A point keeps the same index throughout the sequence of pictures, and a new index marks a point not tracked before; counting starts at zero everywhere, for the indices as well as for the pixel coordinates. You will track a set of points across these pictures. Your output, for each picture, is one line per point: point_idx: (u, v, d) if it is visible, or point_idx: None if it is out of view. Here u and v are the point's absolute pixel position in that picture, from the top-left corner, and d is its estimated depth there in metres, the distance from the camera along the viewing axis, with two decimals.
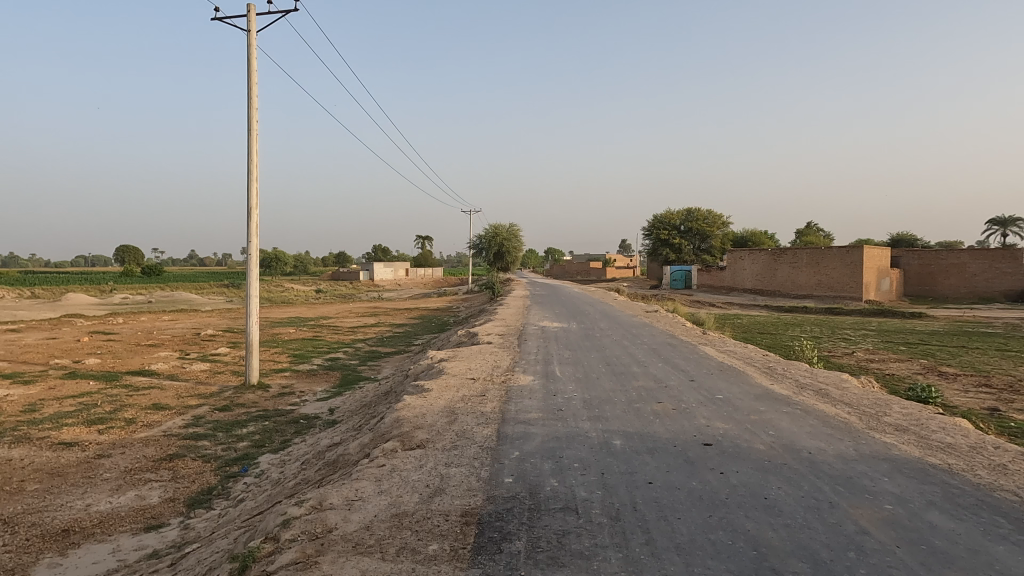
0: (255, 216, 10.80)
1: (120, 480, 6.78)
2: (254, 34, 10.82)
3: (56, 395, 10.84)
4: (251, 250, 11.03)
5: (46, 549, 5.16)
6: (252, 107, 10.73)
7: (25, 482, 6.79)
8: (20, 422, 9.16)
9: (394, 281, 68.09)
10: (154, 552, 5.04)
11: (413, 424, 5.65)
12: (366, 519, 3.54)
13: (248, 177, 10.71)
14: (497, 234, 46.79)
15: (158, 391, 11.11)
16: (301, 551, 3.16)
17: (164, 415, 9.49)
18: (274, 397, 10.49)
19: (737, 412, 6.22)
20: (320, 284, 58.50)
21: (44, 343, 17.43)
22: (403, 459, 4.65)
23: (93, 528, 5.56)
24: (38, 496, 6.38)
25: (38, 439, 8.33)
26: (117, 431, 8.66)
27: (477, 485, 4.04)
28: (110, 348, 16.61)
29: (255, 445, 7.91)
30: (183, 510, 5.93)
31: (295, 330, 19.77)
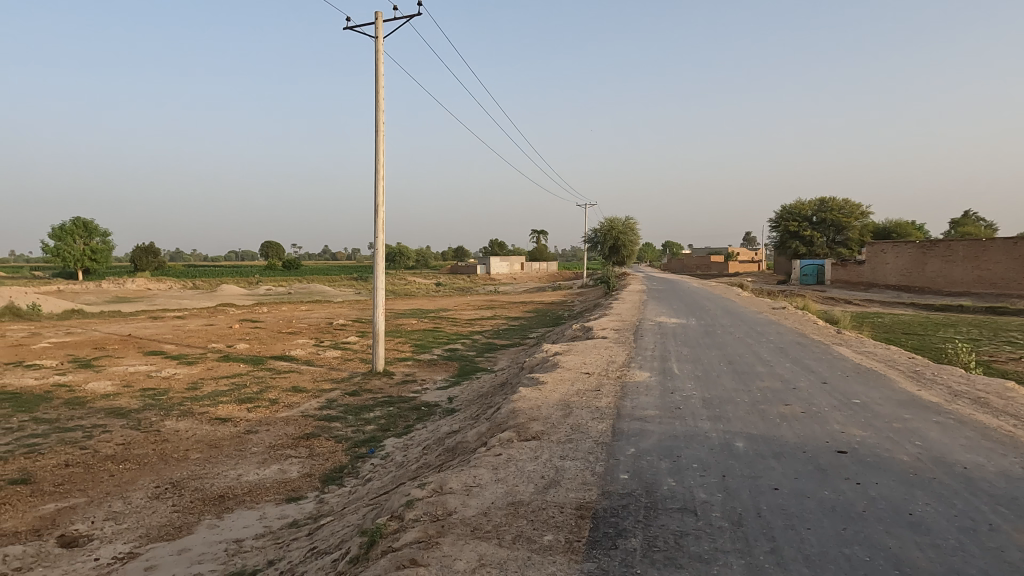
0: (381, 213, 11.43)
1: (265, 454, 7.50)
2: (381, 41, 11.42)
3: (212, 376, 12.17)
4: (377, 245, 11.70)
5: (205, 512, 5.84)
6: (379, 110, 11.35)
7: (188, 451, 7.69)
8: (185, 398, 10.38)
9: (510, 274, 69.33)
10: (295, 521, 5.54)
11: (528, 416, 5.74)
12: (484, 505, 3.65)
13: (374, 176, 11.36)
14: (612, 227, 46.25)
15: (296, 375, 12.14)
16: (423, 531, 3.33)
17: (302, 397, 10.34)
18: (397, 385, 11.10)
19: (877, 418, 5.71)
20: (440, 278, 60.93)
21: (203, 329, 19.62)
22: (519, 449, 4.74)
23: (243, 496, 6.20)
24: (199, 464, 7.22)
25: (200, 414, 9.40)
26: (262, 410, 9.56)
27: (593, 479, 4.03)
28: (256, 334, 18.35)
29: (381, 428, 8.42)
30: (318, 485, 6.44)
31: (415, 322, 20.69)
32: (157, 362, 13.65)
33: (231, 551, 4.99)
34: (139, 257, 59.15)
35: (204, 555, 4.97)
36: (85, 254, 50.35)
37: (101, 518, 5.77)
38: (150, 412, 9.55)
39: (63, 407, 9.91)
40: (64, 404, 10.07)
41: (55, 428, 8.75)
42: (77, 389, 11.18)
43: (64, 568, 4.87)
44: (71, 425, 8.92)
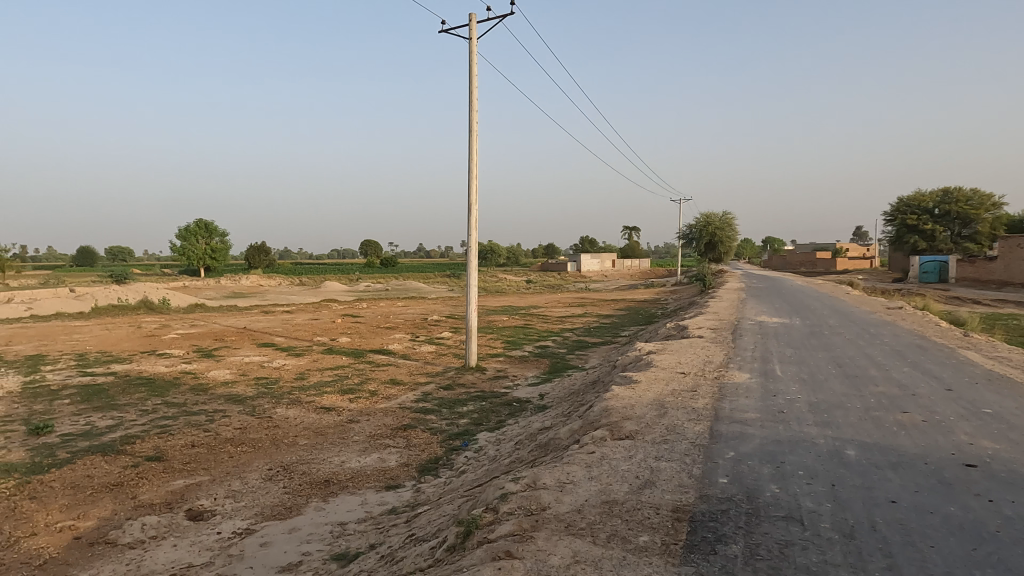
0: (475, 211, 11.66)
1: (366, 443, 7.87)
2: (475, 42, 11.64)
3: (317, 367, 12.91)
4: (471, 243, 11.95)
5: (312, 494, 6.21)
6: (473, 110, 11.58)
7: (297, 437, 8.20)
8: (293, 388, 11.08)
9: (601, 272, 68.60)
10: (394, 508, 5.77)
11: (621, 414, 5.66)
12: (578, 502, 3.65)
13: (468, 175, 11.61)
14: (708, 223, 44.64)
15: (394, 368, 12.64)
16: (518, 524, 3.37)
17: (399, 389, 10.76)
18: (490, 380, 11.29)
19: (1012, 430, 5.17)
20: (530, 275, 61.35)
21: (309, 323, 20.85)
22: (612, 448, 4.69)
23: (347, 481, 6.54)
24: (306, 449, 7.69)
25: (307, 403, 10.00)
26: (363, 401, 10.03)
27: (690, 482, 3.92)
28: (357, 328, 19.28)
29: (474, 422, 8.61)
30: (415, 475, 6.67)
31: (507, 319, 20.96)
32: (269, 354, 14.66)
33: (336, 533, 5.28)
34: (252, 255, 63.66)
35: (312, 535, 5.29)
36: (206, 253, 54.85)
37: (223, 495, 6.28)
38: (263, 399, 10.28)
39: (189, 393, 10.86)
40: (190, 390, 11.03)
41: (183, 412, 9.61)
42: (200, 376, 12.22)
43: (191, 539, 5.34)
44: (196, 409, 9.76)
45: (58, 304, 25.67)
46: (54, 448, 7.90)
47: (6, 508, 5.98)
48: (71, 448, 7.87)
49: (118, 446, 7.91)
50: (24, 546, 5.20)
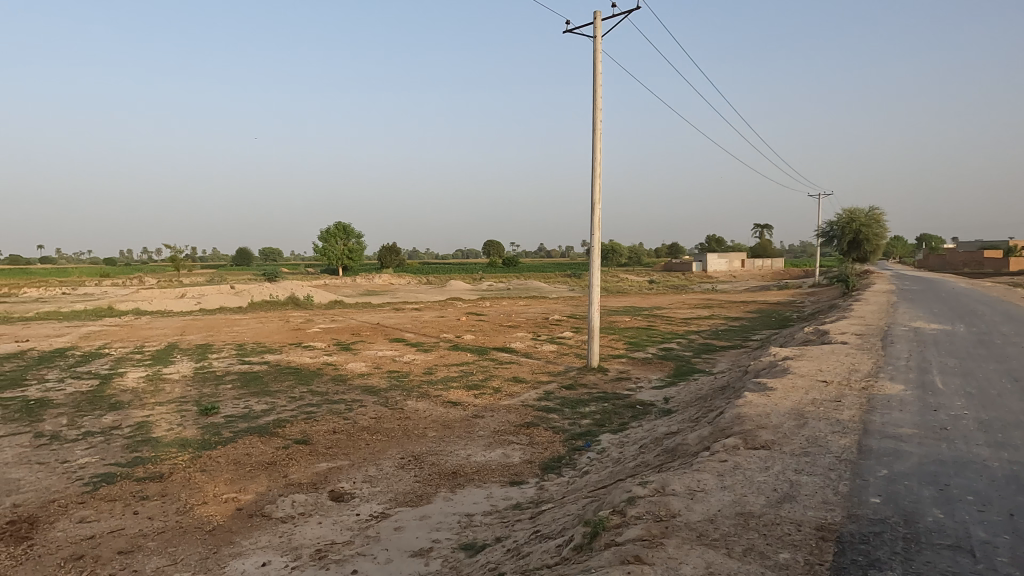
0: (598, 210, 11.58)
1: (491, 438, 8.08)
2: (600, 40, 11.56)
3: (444, 363, 13.45)
4: (594, 243, 11.87)
5: (441, 485, 6.48)
6: (597, 108, 11.50)
7: (426, 429, 8.60)
8: (423, 382, 11.63)
9: (729, 272, 65.35)
10: (518, 503, 5.88)
11: (756, 423, 5.37)
12: (710, 511, 3.51)
13: (591, 174, 11.55)
14: (852, 219, 41.02)
15: (517, 366, 12.87)
16: (647, 529, 3.30)
17: (522, 387, 10.94)
18: (612, 381, 11.15)
19: None
20: (653, 275, 59.86)
21: (436, 320, 21.76)
22: (746, 458, 4.46)
23: (473, 474, 6.76)
24: (435, 441, 8.04)
25: (435, 397, 10.46)
26: (487, 397, 10.31)
27: (835, 499, 3.63)
28: (480, 326, 19.84)
29: (597, 423, 8.55)
30: (538, 472, 6.75)
31: (629, 319, 20.59)
32: (400, 348, 15.50)
33: (463, 524, 5.46)
34: (385, 256, 67.56)
35: (441, 523, 5.53)
36: (344, 254, 59.01)
37: (360, 480, 6.73)
38: (395, 392, 10.89)
39: (331, 383, 11.76)
40: (332, 381, 11.94)
41: (325, 400, 10.42)
42: (340, 368, 13.19)
43: (334, 518, 5.77)
44: (336, 398, 10.56)
45: (222, 299, 28.82)
46: (220, 427, 8.89)
47: (183, 478, 6.81)
48: (234, 428, 8.81)
49: (271, 429, 8.74)
50: (197, 512, 5.90)
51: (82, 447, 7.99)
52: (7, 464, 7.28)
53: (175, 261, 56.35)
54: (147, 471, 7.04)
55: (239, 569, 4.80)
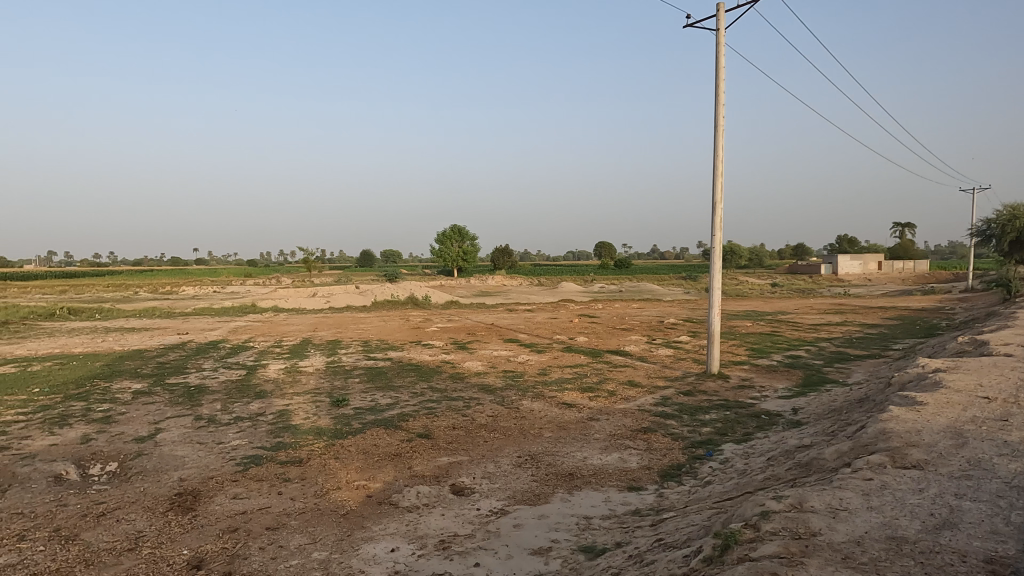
0: (719, 210, 11.14)
1: (607, 442, 8.01)
2: (723, 32, 11.11)
3: (558, 364, 13.52)
4: (715, 244, 11.43)
5: (558, 485, 6.52)
6: (720, 104, 11.07)
7: (542, 429, 8.69)
8: (537, 382, 11.76)
9: (864, 275, 60.24)
10: (637, 510, 5.79)
11: (904, 440, 4.91)
12: (855, 533, 3.26)
13: (713, 172, 11.13)
14: (1016, 215, 36.39)
15: (632, 370, 12.66)
16: (784, 547, 3.13)
17: (638, 391, 10.74)
18: (734, 389, 10.67)
19: None
20: (776, 278, 56.50)
21: (549, 321, 21.91)
22: (896, 477, 4.10)
23: (590, 477, 6.74)
24: (551, 441, 8.10)
25: (550, 397, 10.54)
26: (602, 400, 10.23)
27: (1006, 529, 3.25)
28: (594, 328, 19.72)
29: (719, 432, 8.22)
30: (657, 479, 6.60)
31: (751, 324, 19.58)
32: (515, 349, 15.77)
33: (582, 526, 5.46)
34: (497, 257, 69.00)
35: (559, 524, 5.56)
36: (459, 255, 60.98)
37: (480, 476, 6.92)
38: (510, 391, 11.09)
39: (449, 380, 12.20)
40: (451, 378, 12.38)
41: (445, 397, 10.82)
42: (458, 366, 13.65)
43: (456, 511, 5.98)
44: (455, 395, 10.92)
45: (348, 298, 30.79)
46: (350, 418, 9.51)
47: (319, 464, 7.36)
48: (362, 420, 9.38)
49: (396, 422, 9.21)
50: (332, 496, 6.35)
51: (234, 430, 8.86)
52: (174, 442, 8.23)
53: (307, 261, 61.03)
54: (288, 455, 7.68)
55: (371, 552, 5.11)
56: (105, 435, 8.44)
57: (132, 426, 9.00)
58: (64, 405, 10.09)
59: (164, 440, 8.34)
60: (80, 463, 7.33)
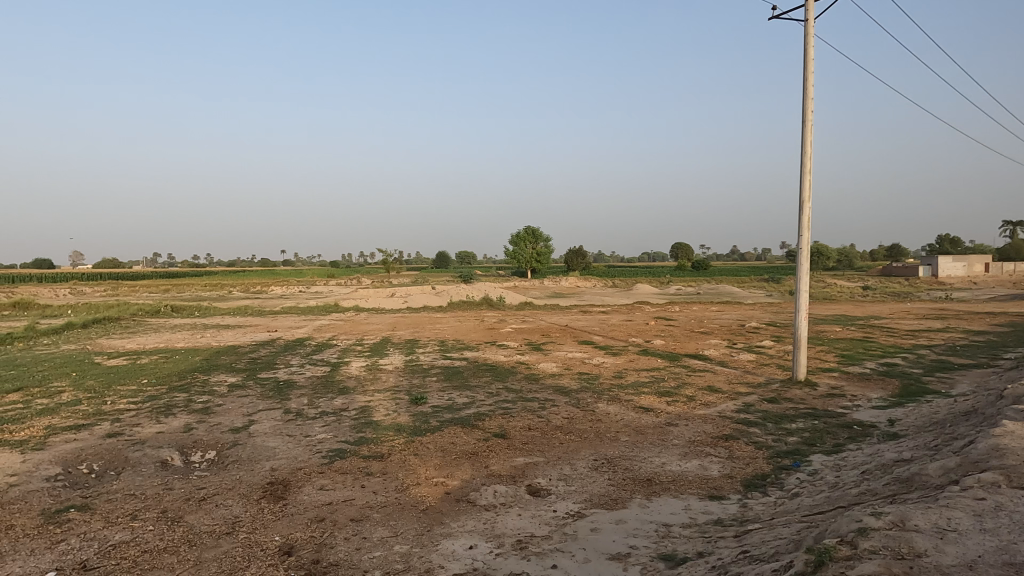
0: (807, 209, 10.63)
1: (686, 448, 7.81)
2: (811, 23, 10.60)
3: (634, 367, 13.31)
4: (802, 244, 10.92)
5: (636, 491, 6.41)
6: (807, 98, 10.57)
7: (619, 433, 8.58)
8: (613, 385, 11.62)
9: (968, 278, 55.76)
10: (720, 519, 5.61)
11: (1021, 457, 4.51)
12: (967, 557, 3.03)
13: (800, 170, 10.64)
14: None
15: (711, 375, 12.28)
16: (886, 567, 2.95)
17: (718, 397, 10.40)
18: (823, 397, 10.14)
19: None
20: (867, 281, 53.27)
21: (625, 324, 21.60)
22: (1013, 498, 3.77)
23: (669, 484, 6.58)
24: (628, 446, 7.98)
25: (626, 401, 10.38)
26: (681, 405, 9.98)
27: None
28: (671, 331, 19.28)
29: (806, 442, 7.84)
30: (740, 489, 6.37)
31: (841, 329, 18.54)
32: (589, 351, 15.65)
33: (661, 533, 5.35)
34: (571, 258, 68.76)
35: (638, 530, 5.47)
36: (533, 257, 61.18)
37: (556, 478, 6.91)
38: (586, 393, 11.02)
39: (524, 381, 12.26)
40: (525, 379, 12.45)
41: (520, 397, 10.88)
42: (533, 367, 13.71)
43: (533, 512, 6.00)
44: (530, 396, 10.97)
45: (425, 299, 31.54)
46: (428, 415, 9.74)
47: (399, 459, 7.57)
48: (440, 418, 9.58)
49: (473, 421, 9.35)
50: (412, 492, 6.52)
51: (320, 424, 9.26)
52: (265, 434, 8.70)
53: (386, 263, 63.03)
54: (370, 450, 7.95)
55: (450, 548, 5.21)
56: (205, 425, 9.04)
57: (229, 417, 9.59)
58: (169, 396, 10.87)
59: (257, 431, 8.84)
60: (183, 450, 7.89)
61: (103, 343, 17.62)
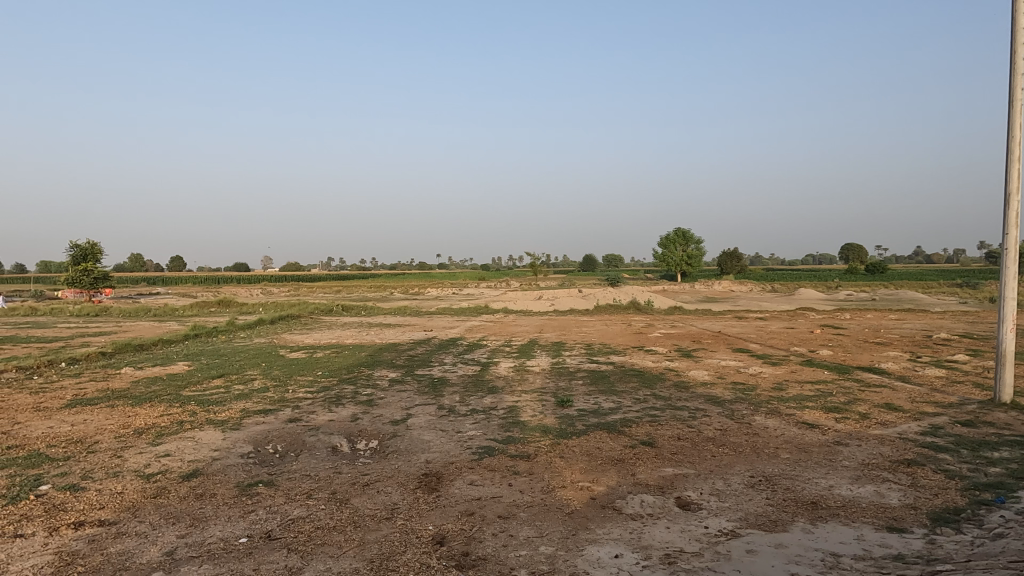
0: (1016, 204, 9.14)
1: (859, 471, 7.04)
2: None
3: (796, 379, 12.28)
4: (1009, 245, 9.39)
5: (799, 514, 5.90)
6: (1017, 74, 9.08)
7: (779, 449, 7.96)
8: (771, 397, 10.80)
9: None
10: (901, 555, 4.97)
11: None
12: None
13: (1007, 158, 9.17)
14: None
15: (890, 391, 10.96)
16: None
17: (898, 417, 9.26)
18: None
19: None
20: None
21: (786, 332, 20.05)
22: None
23: (838, 509, 5.97)
24: (789, 464, 7.37)
25: (787, 415, 9.60)
26: (852, 423, 9.01)
27: None
28: (840, 341, 17.55)
29: (1013, 475, 6.71)
30: (927, 523, 5.59)
31: None
32: (745, 359, 14.72)
33: (828, 563, 4.86)
34: (725, 261, 65.40)
35: (801, 557, 5.02)
36: (683, 259, 58.98)
37: (708, 492, 6.57)
38: (741, 405, 10.36)
39: (674, 389, 11.82)
40: (675, 386, 12.00)
41: (669, 405, 10.50)
42: (682, 374, 13.18)
43: (682, 526, 5.74)
44: (680, 404, 10.55)
45: (571, 301, 31.72)
46: (574, 419, 9.73)
47: (545, 461, 7.65)
48: (585, 421, 9.54)
49: (619, 427, 9.19)
50: (558, 494, 6.54)
51: (470, 421, 9.65)
52: (422, 427, 9.24)
53: (534, 266, 64.31)
54: (517, 449, 8.12)
55: (595, 554, 5.14)
56: (369, 416, 9.80)
57: (389, 409, 10.33)
58: (339, 388, 11.95)
59: (414, 424, 9.42)
60: (350, 437, 8.62)
61: (287, 338, 19.87)
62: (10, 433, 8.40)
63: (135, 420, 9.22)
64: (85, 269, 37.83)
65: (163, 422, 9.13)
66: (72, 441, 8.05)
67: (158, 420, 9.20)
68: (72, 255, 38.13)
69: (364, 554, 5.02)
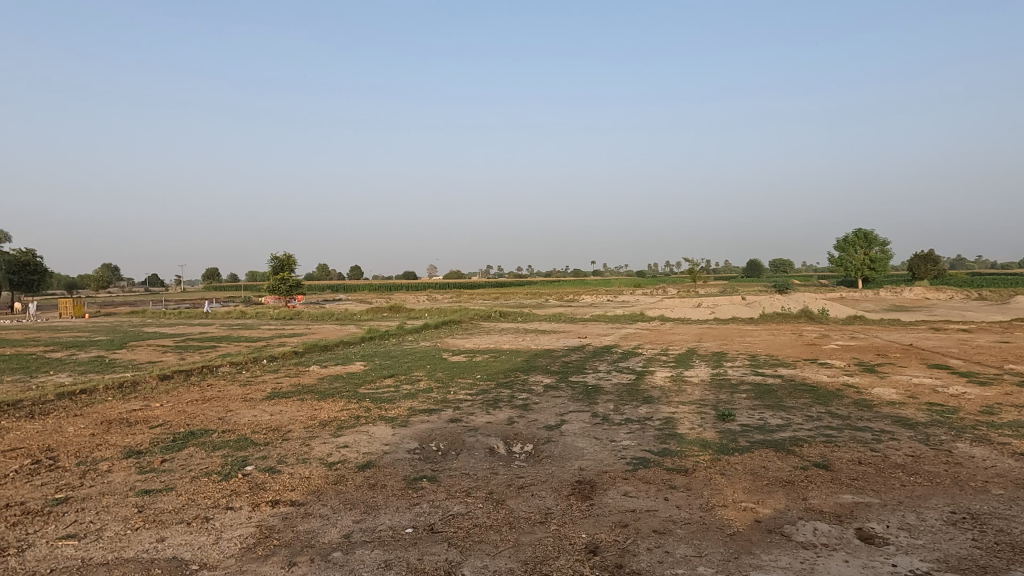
0: None
1: None
2: None
3: (1012, 402, 10.45)
4: None
5: (1016, 561, 5.01)
6: None
7: (988, 483, 6.83)
8: (978, 422, 9.31)
9: None
10: None
11: None
12: None
13: None
14: None
15: None
16: None
17: None
18: None
19: None
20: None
21: (999, 346, 17.21)
22: None
23: None
24: (1004, 502, 6.29)
25: (1000, 444, 8.19)
26: None
27: None
28: None
29: None
30: None
31: None
32: (943, 377, 12.85)
33: None
34: (918, 265, 58.06)
35: None
36: (865, 263, 53.23)
37: (896, 526, 5.82)
38: (938, 429, 9.05)
39: (853, 407, 10.66)
40: (855, 405, 10.81)
41: (848, 425, 9.48)
42: (865, 391, 11.84)
43: (865, 561, 5.14)
44: (861, 425, 9.47)
45: (734, 309, 30.01)
46: (737, 434, 9.15)
47: (705, 477, 7.27)
48: (749, 437, 8.93)
49: (788, 446, 8.47)
50: (718, 513, 6.18)
51: (624, 430, 9.49)
52: (575, 434, 9.25)
53: (694, 273, 61.87)
54: (674, 463, 7.82)
55: None
56: (524, 420, 10.04)
57: (544, 414, 10.49)
58: (496, 391, 12.39)
59: (567, 430, 9.47)
60: (507, 440, 8.88)
61: (450, 342, 21.05)
62: (224, 419, 9.82)
63: (320, 413, 10.32)
64: (282, 278, 43.15)
65: (343, 416, 10.09)
66: (272, 428, 9.20)
67: (339, 414, 10.19)
68: (273, 266, 43.89)
69: (518, 555, 5.13)
